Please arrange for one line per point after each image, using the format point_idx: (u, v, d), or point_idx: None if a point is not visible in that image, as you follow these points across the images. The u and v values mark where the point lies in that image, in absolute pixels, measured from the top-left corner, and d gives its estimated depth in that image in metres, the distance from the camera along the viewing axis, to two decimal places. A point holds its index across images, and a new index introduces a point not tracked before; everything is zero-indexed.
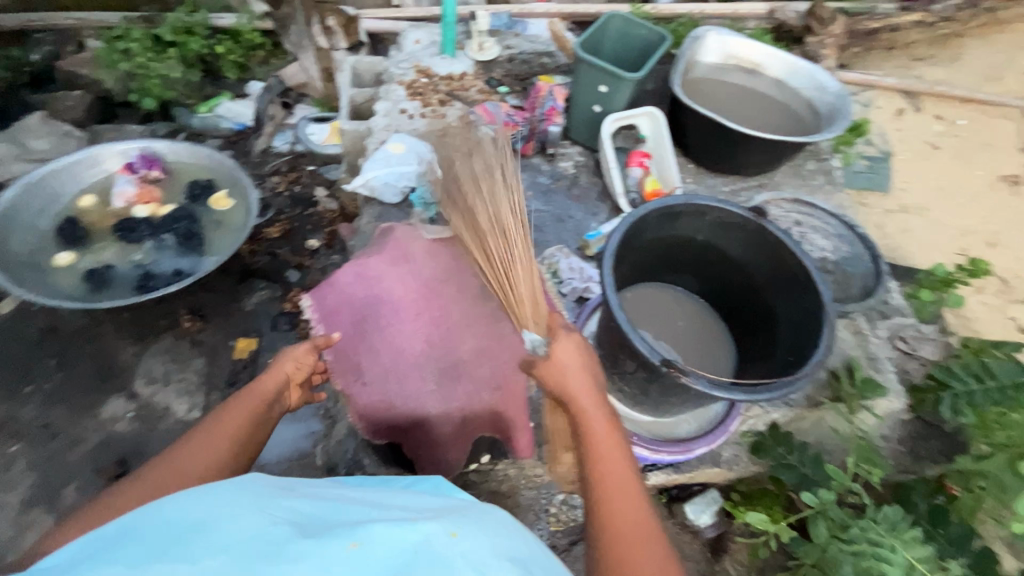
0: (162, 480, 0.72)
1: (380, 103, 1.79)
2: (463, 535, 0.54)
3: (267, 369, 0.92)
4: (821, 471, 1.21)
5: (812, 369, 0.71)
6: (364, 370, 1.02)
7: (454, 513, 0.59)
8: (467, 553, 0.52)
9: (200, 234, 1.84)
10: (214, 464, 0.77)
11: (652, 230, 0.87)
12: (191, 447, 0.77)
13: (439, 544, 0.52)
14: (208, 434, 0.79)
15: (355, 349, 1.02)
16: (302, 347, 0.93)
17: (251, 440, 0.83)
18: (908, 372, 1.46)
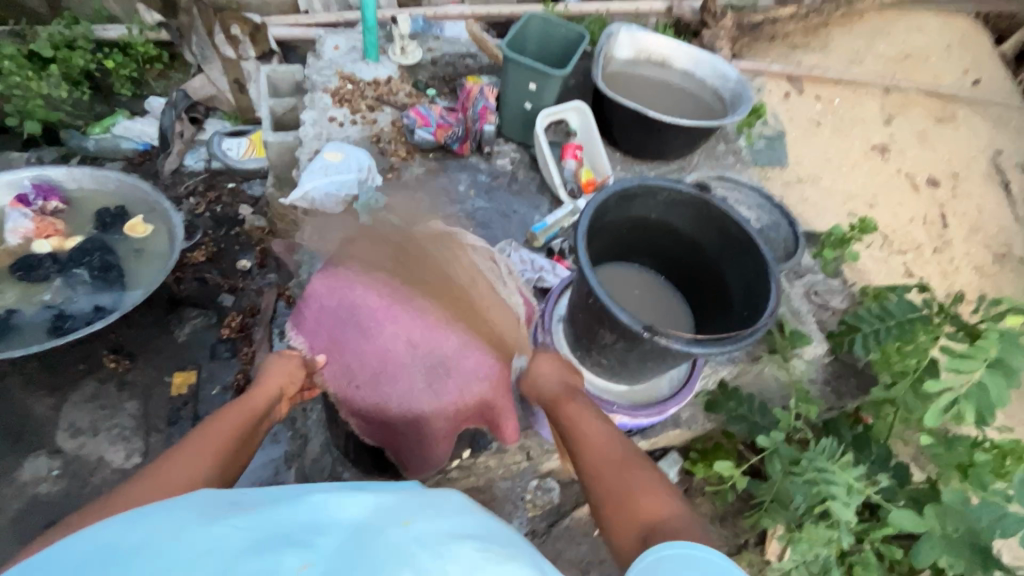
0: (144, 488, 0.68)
1: (306, 112, 1.79)
2: (416, 523, 0.56)
3: (256, 384, 0.93)
4: (768, 417, 1.35)
5: (768, 319, 0.82)
6: (354, 374, 0.97)
7: (405, 500, 0.61)
8: (422, 536, 0.54)
9: (119, 266, 1.69)
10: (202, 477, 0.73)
11: (613, 213, 0.95)
12: (178, 463, 0.74)
13: (394, 536, 0.53)
14: (191, 452, 0.76)
15: (341, 356, 0.98)
16: (294, 360, 0.97)
17: (233, 459, 0.80)
18: (824, 321, 1.67)
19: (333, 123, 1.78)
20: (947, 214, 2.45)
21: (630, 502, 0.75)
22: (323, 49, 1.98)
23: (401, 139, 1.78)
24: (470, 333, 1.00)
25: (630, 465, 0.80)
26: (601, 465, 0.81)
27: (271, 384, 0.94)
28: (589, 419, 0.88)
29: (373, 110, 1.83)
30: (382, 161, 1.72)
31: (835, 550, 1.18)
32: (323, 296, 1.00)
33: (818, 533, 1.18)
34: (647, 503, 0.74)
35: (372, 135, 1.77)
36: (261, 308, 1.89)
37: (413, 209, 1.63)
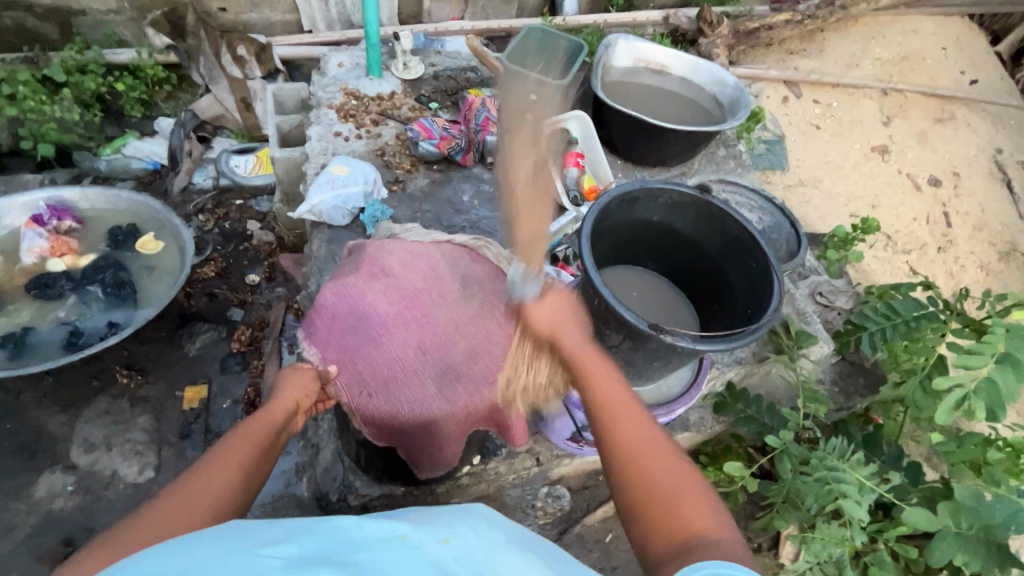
0: (174, 509, 0.70)
1: (313, 128, 1.83)
2: (455, 543, 0.55)
3: (274, 398, 0.93)
4: (777, 417, 1.34)
5: (772, 315, 0.83)
6: (368, 380, 0.97)
7: (441, 519, 0.61)
8: (460, 554, 0.53)
9: (131, 282, 1.73)
10: (226, 493, 0.76)
11: (616, 216, 0.96)
12: (204, 478, 0.76)
13: (435, 553, 0.53)
14: (217, 467, 0.78)
15: (353, 363, 0.97)
16: (308, 371, 0.97)
17: (256, 475, 0.82)
18: (830, 321, 1.67)
19: (339, 137, 1.82)
20: (950, 213, 2.45)
21: (660, 497, 0.73)
22: (327, 66, 2.03)
23: (405, 152, 1.81)
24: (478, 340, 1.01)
25: (664, 454, 0.77)
26: (634, 450, 0.77)
27: (281, 394, 0.94)
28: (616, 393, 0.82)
29: (377, 124, 1.87)
30: (387, 174, 1.75)
31: (848, 549, 1.18)
32: (333, 304, 1.00)
33: (832, 533, 1.17)
34: (679, 509, 0.72)
35: (377, 149, 1.80)
36: (270, 322, 1.92)
37: (418, 220, 1.66)
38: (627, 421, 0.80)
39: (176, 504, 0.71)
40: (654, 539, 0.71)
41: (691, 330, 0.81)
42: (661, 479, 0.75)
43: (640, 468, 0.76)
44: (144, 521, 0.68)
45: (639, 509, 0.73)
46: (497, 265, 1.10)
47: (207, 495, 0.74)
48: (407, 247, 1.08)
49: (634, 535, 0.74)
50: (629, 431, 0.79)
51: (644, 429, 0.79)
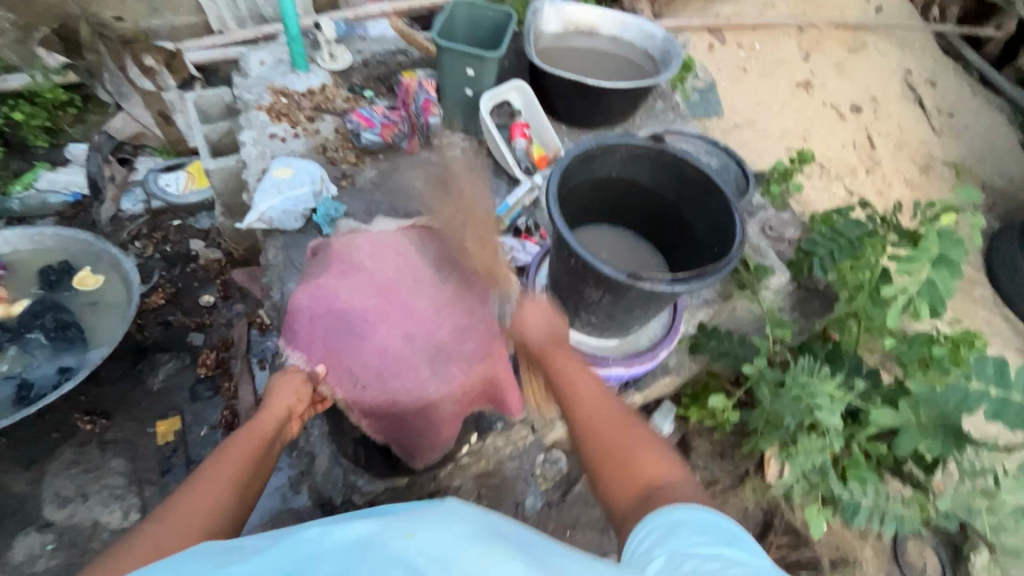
0: (163, 530, 0.67)
1: (245, 133, 1.74)
2: (419, 534, 0.56)
3: (263, 407, 0.91)
4: (748, 348, 1.42)
5: (738, 248, 0.86)
6: (358, 379, 0.97)
7: (411, 514, 0.62)
8: (424, 547, 0.54)
9: (76, 322, 1.60)
10: (220, 507, 0.73)
11: (576, 176, 0.98)
12: (196, 492, 0.74)
13: (401, 550, 0.54)
14: (208, 483, 0.76)
15: (342, 365, 0.97)
16: (297, 378, 0.96)
17: (244, 486, 0.79)
18: (782, 252, 1.77)
19: (275, 139, 1.74)
20: (874, 136, 2.61)
21: (618, 456, 0.78)
22: (248, 66, 1.92)
23: (348, 145, 1.76)
24: (461, 319, 1.01)
25: (621, 419, 0.83)
26: (590, 421, 0.83)
27: (276, 399, 0.93)
28: (582, 376, 0.89)
29: (311, 120, 1.80)
30: (333, 170, 1.70)
31: (828, 456, 1.26)
32: (312, 311, 0.98)
33: (814, 443, 1.26)
34: (637, 461, 0.77)
35: (317, 146, 1.74)
36: (234, 341, 1.86)
37: (374, 213, 1.63)
38: (587, 396, 0.86)
39: (166, 526, 0.68)
40: (614, 490, 0.76)
41: (668, 275, 0.83)
42: (616, 441, 0.80)
43: (601, 439, 0.81)
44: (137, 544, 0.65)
45: (598, 469, 0.79)
46: None
47: (197, 513, 0.71)
48: (373, 239, 1.05)
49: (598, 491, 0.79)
50: (593, 400, 0.86)
51: (601, 403, 0.86)
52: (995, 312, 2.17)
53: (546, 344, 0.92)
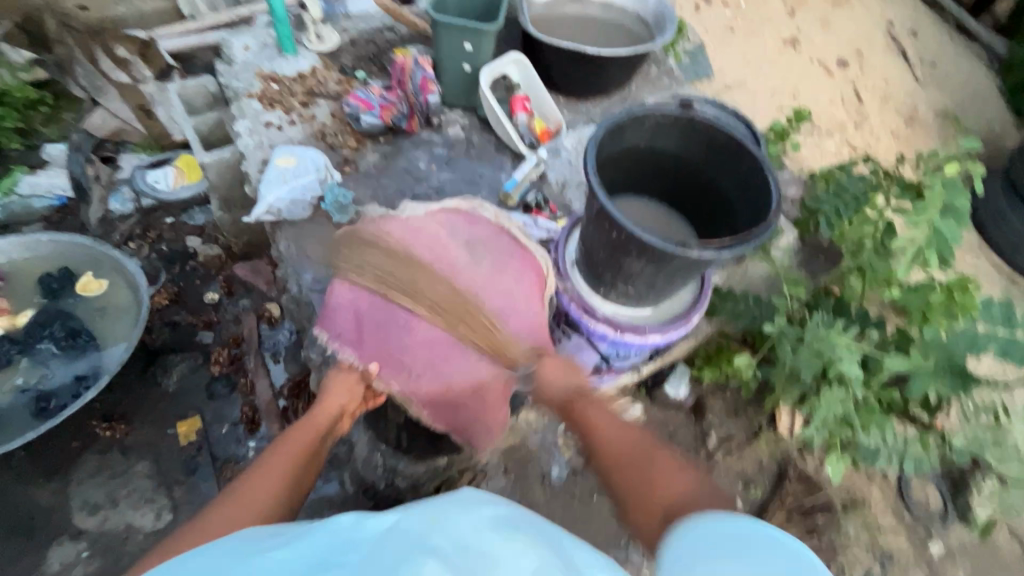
0: (229, 515, 0.71)
1: (240, 122, 1.69)
2: (442, 519, 0.59)
3: (319, 403, 0.96)
4: (765, 308, 1.46)
5: (775, 211, 0.88)
6: (410, 366, 0.98)
7: (430, 501, 0.65)
8: (446, 532, 0.57)
9: (86, 329, 1.56)
10: (279, 496, 0.77)
11: (607, 148, 0.99)
12: (255, 481, 0.78)
13: (426, 531, 0.57)
14: (266, 471, 0.80)
15: (393, 355, 0.97)
16: (351, 376, 0.99)
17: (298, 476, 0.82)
18: (786, 211, 1.80)
19: (271, 128, 1.69)
20: (861, 90, 2.64)
21: (656, 491, 0.81)
22: (232, 52, 1.84)
23: (346, 129, 1.72)
24: (507, 297, 1.00)
25: (658, 460, 0.86)
26: (629, 466, 0.88)
27: (332, 392, 0.98)
28: (611, 425, 0.95)
29: (306, 105, 1.75)
30: (335, 156, 1.67)
31: (848, 405, 1.32)
32: (353, 302, 0.98)
33: (834, 394, 1.31)
34: (676, 493, 0.79)
35: (315, 132, 1.70)
36: (245, 336, 1.85)
37: (382, 197, 1.62)
38: (620, 444, 0.91)
39: (230, 512, 0.71)
40: (653, 526, 0.78)
41: (714, 241, 0.83)
42: (655, 476, 0.83)
43: (637, 476, 0.85)
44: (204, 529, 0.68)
45: (639, 512, 0.82)
46: (496, 224, 1.09)
47: (256, 498, 0.75)
48: (404, 224, 1.02)
49: (646, 533, 0.80)
50: (627, 445, 0.91)
51: (637, 446, 0.91)
52: (982, 256, 2.24)
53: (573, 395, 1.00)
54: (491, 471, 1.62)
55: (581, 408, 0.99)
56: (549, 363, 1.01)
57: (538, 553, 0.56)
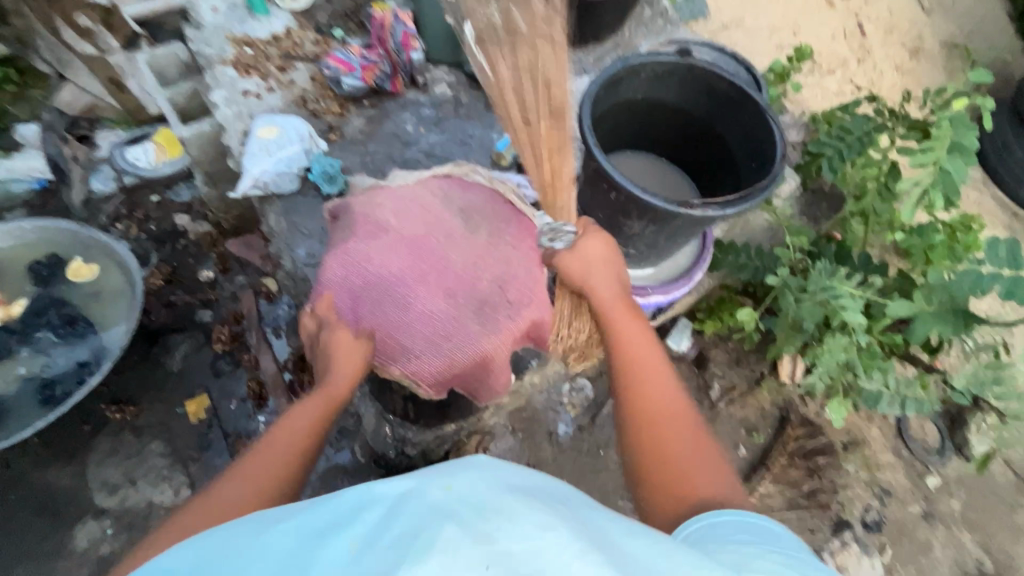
0: (225, 502, 0.70)
1: (215, 92, 1.61)
2: (457, 484, 0.51)
3: (329, 367, 0.90)
4: (768, 259, 1.44)
5: (780, 164, 0.85)
6: (409, 344, 0.94)
7: (448, 461, 0.56)
8: (462, 498, 0.49)
9: (82, 315, 1.55)
10: (277, 480, 0.76)
11: (602, 104, 0.96)
12: (255, 463, 0.77)
13: (435, 506, 0.48)
14: (265, 454, 0.78)
15: (391, 332, 0.94)
16: (349, 343, 0.90)
17: (306, 449, 0.81)
18: (788, 157, 1.75)
19: (249, 96, 1.62)
20: (863, 22, 2.52)
21: (670, 453, 0.76)
22: (199, 13, 1.72)
23: (328, 94, 1.65)
24: (502, 268, 0.98)
25: (679, 415, 0.80)
26: (650, 407, 0.81)
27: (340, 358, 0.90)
28: (645, 351, 0.86)
29: (283, 70, 1.67)
30: (319, 124, 1.61)
31: (852, 353, 1.32)
32: (344, 280, 0.94)
33: (837, 342, 1.31)
34: (690, 469, 0.74)
35: (296, 98, 1.63)
36: (245, 312, 1.84)
37: (371, 165, 1.57)
38: (648, 376, 0.84)
39: (233, 486, 0.73)
40: (655, 493, 0.74)
41: (716, 198, 0.80)
42: (674, 438, 0.78)
43: (653, 426, 0.79)
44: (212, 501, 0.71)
45: (641, 461, 0.78)
46: (489, 188, 1.04)
47: (252, 483, 0.74)
48: (394, 196, 1.00)
49: (640, 494, 0.77)
50: (655, 382, 0.84)
51: (665, 384, 0.83)
52: (986, 192, 2.20)
53: (611, 302, 0.89)
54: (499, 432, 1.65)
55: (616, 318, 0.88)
56: (592, 260, 0.89)
57: (563, 523, 0.48)
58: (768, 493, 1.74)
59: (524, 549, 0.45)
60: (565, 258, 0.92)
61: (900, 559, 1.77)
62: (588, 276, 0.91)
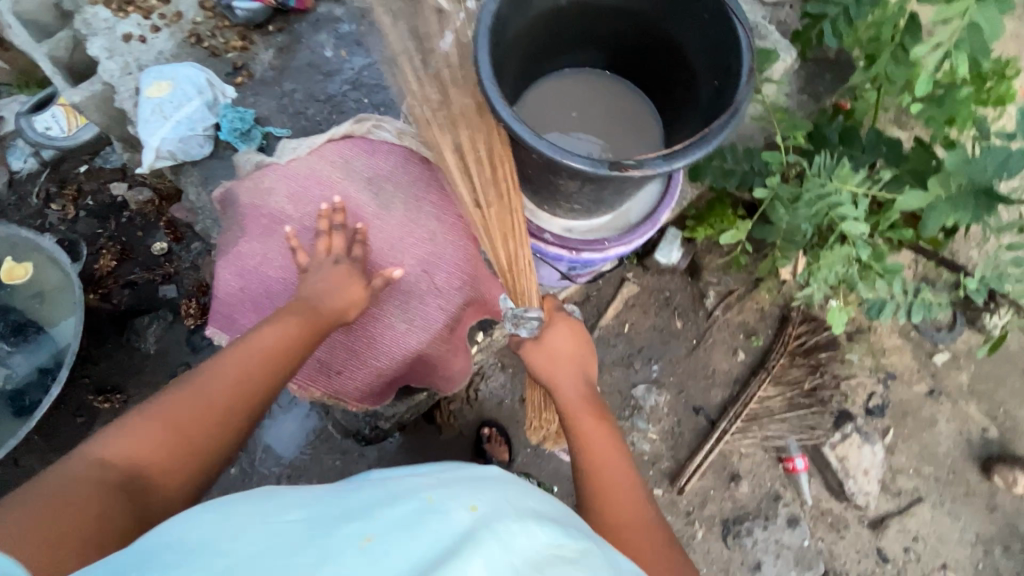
0: (212, 384, 0.83)
1: (92, 43, 1.35)
2: (482, 506, 0.59)
3: (331, 292, 0.98)
4: (758, 161, 1.25)
5: (744, 91, 0.77)
6: (330, 364, 1.10)
7: (463, 483, 0.65)
8: (489, 522, 0.57)
9: (31, 320, 1.47)
10: (257, 382, 0.86)
11: (515, 23, 0.85)
12: (239, 358, 0.87)
13: (466, 521, 0.57)
14: (248, 354, 0.87)
15: (327, 351, 1.10)
16: (289, 325, 0.92)
17: (283, 357, 0.90)
18: (783, 21, 1.47)
19: (132, 42, 1.36)
20: None
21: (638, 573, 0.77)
22: None
23: (225, 24, 1.39)
24: (424, 250, 1.12)
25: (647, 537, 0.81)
26: (620, 523, 0.82)
27: (329, 290, 0.98)
28: (610, 456, 0.88)
29: (165, 1, 1.39)
30: (222, 65, 1.36)
31: (852, 262, 1.19)
32: (241, 288, 1.08)
33: (835, 255, 1.18)
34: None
35: (189, 35, 1.37)
36: (209, 282, 1.75)
37: (291, 108, 1.35)
38: (614, 486, 0.85)
39: (221, 383, 0.84)
40: None
41: (660, 151, 0.73)
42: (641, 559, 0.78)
43: (621, 542, 0.80)
44: (202, 391, 0.82)
45: None
46: (395, 152, 1.15)
47: (235, 377, 0.85)
48: (286, 181, 1.12)
49: None
50: (622, 494, 0.85)
51: (633, 498, 0.85)
52: None
53: (577, 403, 0.93)
54: (489, 370, 1.67)
55: (581, 420, 0.92)
56: (555, 355, 0.96)
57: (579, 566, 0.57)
58: (767, 396, 1.71)
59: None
60: (531, 351, 0.97)
61: (902, 439, 1.77)
62: (553, 372, 0.95)
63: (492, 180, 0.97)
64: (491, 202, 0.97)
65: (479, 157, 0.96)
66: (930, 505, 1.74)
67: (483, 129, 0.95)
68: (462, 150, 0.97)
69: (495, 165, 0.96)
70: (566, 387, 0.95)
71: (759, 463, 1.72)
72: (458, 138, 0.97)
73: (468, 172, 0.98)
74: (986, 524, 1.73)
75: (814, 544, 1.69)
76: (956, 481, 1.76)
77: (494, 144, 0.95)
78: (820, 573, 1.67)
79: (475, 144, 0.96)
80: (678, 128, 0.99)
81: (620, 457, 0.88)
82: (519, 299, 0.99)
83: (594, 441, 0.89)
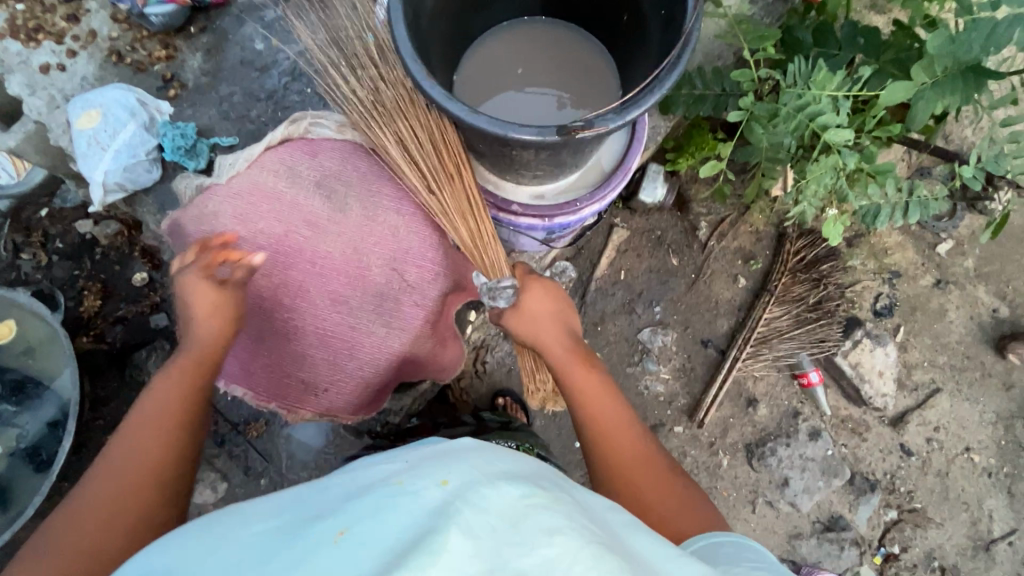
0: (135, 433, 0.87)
1: (11, 80, 1.26)
2: (454, 480, 0.55)
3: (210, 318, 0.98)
4: (730, 81, 1.18)
5: (692, 18, 0.71)
6: (317, 384, 1.15)
7: (435, 459, 0.61)
8: (460, 495, 0.53)
9: (29, 376, 1.47)
10: (176, 414, 0.90)
11: None
12: (151, 403, 0.90)
13: (439, 500, 0.53)
14: (156, 396, 0.91)
15: (313, 372, 1.14)
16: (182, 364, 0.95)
17: (186, 389, 0.93)
18: None
19: (52, 72, 1.27)
20: None
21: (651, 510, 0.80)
22: None
23: (144, 33, 1.29)
24: (387, 250, 1.12)
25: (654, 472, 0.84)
26: (626, 466, 0.84)
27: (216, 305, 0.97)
28: (606, 404, 0.88)
29: (75, 20, 1.28)
30: (151, 79, 1.28)
31: (840, 170, 1.14)
32: None
33: (822, 167, 1.13)
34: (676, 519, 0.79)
35: (109, 53, 1.28)
36: None
37: (234, 112, 1.27)
38: (616, 433, 0.86)
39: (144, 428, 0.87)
40: None
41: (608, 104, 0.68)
42: (652, 494, 0.81)
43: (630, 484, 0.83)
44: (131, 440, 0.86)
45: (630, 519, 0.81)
46: (339, 149, 1.13)
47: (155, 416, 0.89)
48: (229, 201, 1.10)
49: None
50: (624, 437, 0.86)
51: (634, 439, 0.86)
52: None
53: (568, 358, 0.91)
54: (493, 342, 1.66)
55: (574, 374, 0.90)
56: (538, 316, 0.92)
57: (564, 522, 0.54)
58: (774, 317, 1.69)
59: (524, 547, 0.50)
60: (512, 318, 0.93)
61: (914, 334, 1.76)
62: (537, 333, 0.92)
63: (442, 164, 0.98)
64: (448, 181, 0.98)
65: (423, 144, 0.98)
66: (947, 394, 1.75)
67: (421, 115, 0.97)
68: (404, 139, 0.99)
69: (438, 148, 0.97)
70: (555, 346, 0.92)
71: (773, 384, 1.73)
72: (400, 128, 0.98)
73: (416, 162, 0.99)
74: (1004, 402, 1.75)
75: (838, 451, 1.72)
76: (971, 366, 1.76)
77: (434, 128, 0.97)
78: (847, 478, 1.70)
79: (419, 131, 0.97)
80: (631, 71, 0.93)
81: (617, 403, 0.89)
82: (491, 272, 0.96)
83: (591, 393, 0.89)
